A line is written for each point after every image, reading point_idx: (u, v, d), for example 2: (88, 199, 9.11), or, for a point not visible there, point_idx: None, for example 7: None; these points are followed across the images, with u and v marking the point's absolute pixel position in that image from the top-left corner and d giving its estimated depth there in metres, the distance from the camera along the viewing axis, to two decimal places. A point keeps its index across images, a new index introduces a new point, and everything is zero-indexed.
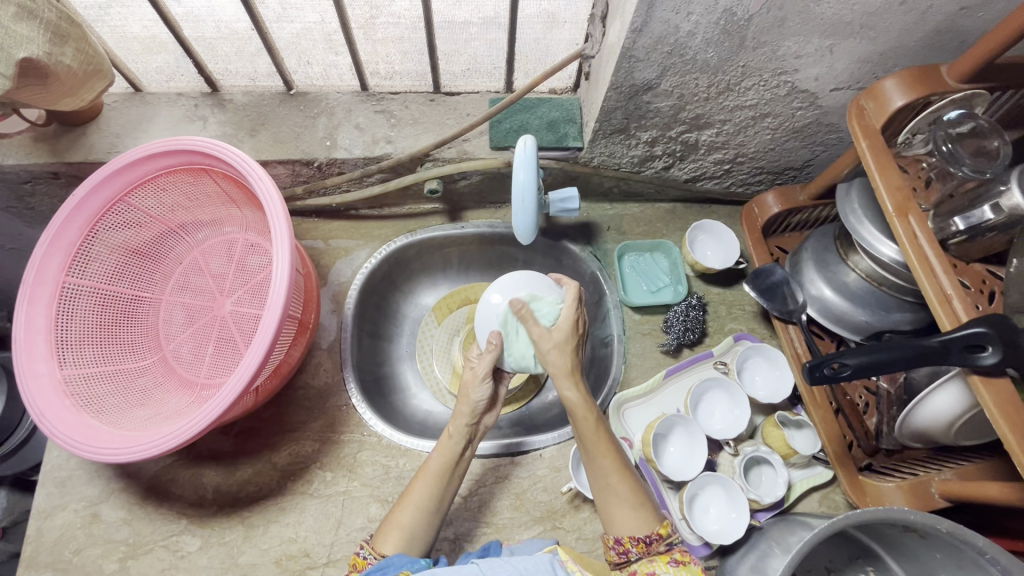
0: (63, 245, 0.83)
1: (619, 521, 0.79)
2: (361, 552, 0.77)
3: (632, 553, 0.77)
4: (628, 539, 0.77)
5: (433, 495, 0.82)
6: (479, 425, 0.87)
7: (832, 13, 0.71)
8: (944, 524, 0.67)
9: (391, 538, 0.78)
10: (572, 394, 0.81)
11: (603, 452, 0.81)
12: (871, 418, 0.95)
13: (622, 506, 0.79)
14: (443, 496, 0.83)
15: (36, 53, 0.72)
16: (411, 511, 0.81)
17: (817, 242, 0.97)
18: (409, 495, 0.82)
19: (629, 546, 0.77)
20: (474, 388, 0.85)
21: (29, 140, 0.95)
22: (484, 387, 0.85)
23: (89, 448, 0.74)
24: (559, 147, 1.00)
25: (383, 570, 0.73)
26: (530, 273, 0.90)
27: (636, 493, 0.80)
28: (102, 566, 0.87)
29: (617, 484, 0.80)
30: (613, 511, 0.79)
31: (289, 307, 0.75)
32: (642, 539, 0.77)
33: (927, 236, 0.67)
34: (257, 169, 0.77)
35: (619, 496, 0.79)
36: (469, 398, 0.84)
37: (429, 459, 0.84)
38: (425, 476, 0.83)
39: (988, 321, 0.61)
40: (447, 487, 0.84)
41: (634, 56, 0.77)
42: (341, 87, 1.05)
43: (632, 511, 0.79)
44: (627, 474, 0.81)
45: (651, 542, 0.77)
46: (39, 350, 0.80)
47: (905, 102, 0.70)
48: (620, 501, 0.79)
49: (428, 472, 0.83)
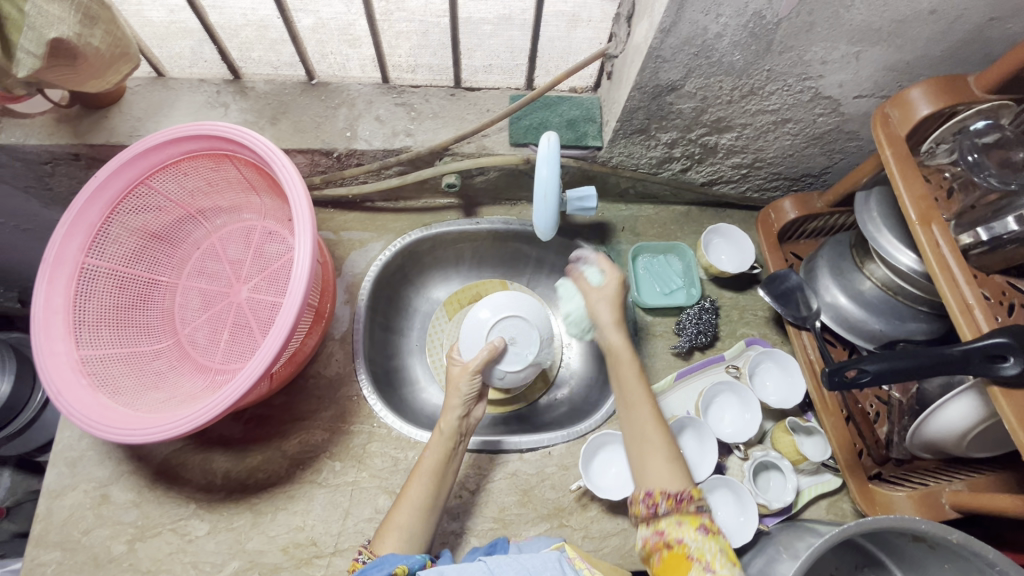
0: (84, 226, 0.83)
1: (650, 472, 0.77)
2: (361, 556, 0.76)
3: (659, 506, 0.72)
4: (657, 492, 0.74)
5: (429, 493, 0.81)
6: (470, 418, 0.89)
7: (861, 20, 0.71)
8: (955, 535, 0.67)
9: (391, 539, 0.77)
10: (616, 338, 0.89)
11: (643, 399, 0.83)
12: (882, 427, 0.95)
13: (655, 455, 0.78)
14: (437, 496, 0.82)
15: (66, 34, 0.72)
16: (408, 512, 0.80)
17: (832, 250, 0.98)
18: (406, 495, 0.81)
19: (659, 499, 0.73)
20: (456, 380, 0.90)
21: (52, 120, 0.95)
22: (468, 384, 0.89)
23: (104, 427, 0.75)
24: (578, 146, 1.00)
25: (378, 567, 0.69)
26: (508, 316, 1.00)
27: (669, 443, 0.79)
28: (110, 548, 0.88)
29: (652, 429, 0.80)
30: (645, 457, 0.78)
31: (308, 296, 0.75)
32: (672, 495, 0.72)
33: (950, 244, 0.67)
34: (280, 157, 0.78)
35: (651, 442, 0.79)
36: (458, 388, 0.88)
37: (422, 459, 0.84)
38: (419, 475, 0.82)
39: (1011, 332, 0.60)
40: (444, 481, 0.84)
41: (661, 56, 0.77)
42: (362, 80, 1.06)
43: (663, 467, 0.76)
44: (660, 420, 0.82)
45: (681, 500, 0.72)
46: (57, 330, 0.80)
47: (931, 111, 0.70)
48: (654, 450, 0.78)
49: (422, 471, 0.83)
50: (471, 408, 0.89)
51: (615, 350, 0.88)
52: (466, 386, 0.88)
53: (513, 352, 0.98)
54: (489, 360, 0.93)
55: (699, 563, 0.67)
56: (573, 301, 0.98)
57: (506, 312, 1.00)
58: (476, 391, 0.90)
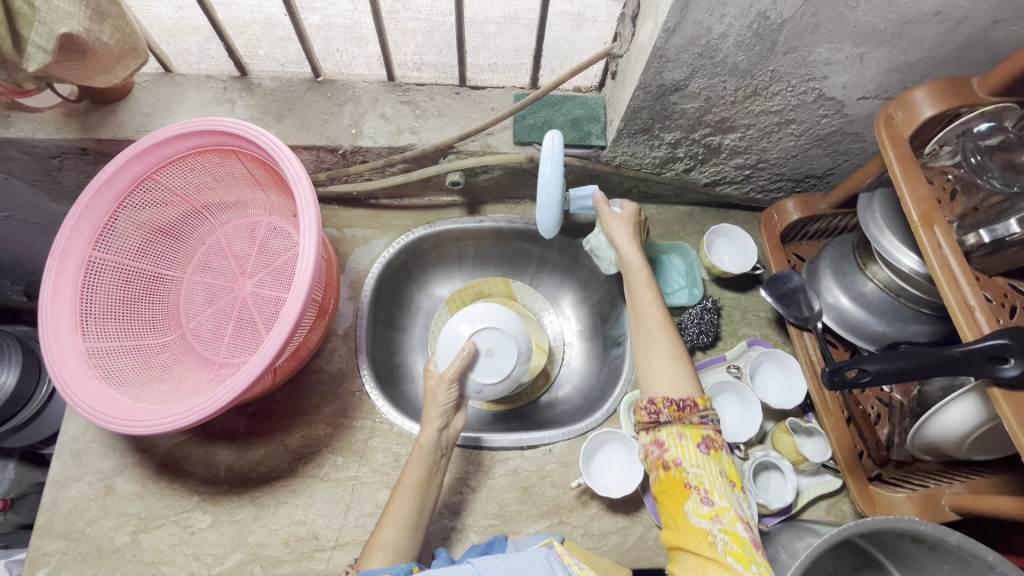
0: (91, 219, 0.84)
1: (656, 375, 0.81)
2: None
3: (661, 416, 0.76)
4: (660, 399, 0.77)
5: (413, 509, 0.80)
6: (448, 430, 0.86)
7: (865, 21, 0.71)
8: (954, 537, 0.67)
9: (377, 558, 0.75)
10: (631, 252, 0.94)
11: (652, 308, 0.88)
12: (883, 429, 0.95)
13: (661, 361, 0.82)
14: (421, 513, 0.81)
15: (77, 29, 0.73)
16: (391, 530, 0.78)
17: (835, 250, 0.98)
18: (388, 514, 0.79)
19: (661, 408, 0.76)
20: (436, 393, 0.87)
21: (60, 115, 0.96)
22: (446, 393, 0.86)
23: (109, 418, 0.75)
24: (582, 145, 1.00)
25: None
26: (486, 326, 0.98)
27: (674, 347, 0.84)
28: (114, 538, 0.89)
29: (659, 334, 0.85)
30: (651, 360, 0.82)
31: (313, 291, 0.75)
32: (675, 403, 0.76)
33: (952, 246, 0.67)
34: (286, 153, 0.78)
35: (658, 348, 0.84)
36: (436, 400, 0.86)
37: (404, 475, 0.82)
38: (402, 491, 0.80)
39: (1011, 333, 0.61)
40: (427, 497, 0.82)
41: (665, 56, 0.77)
42: (368, 76, 1.07)
43: (668, 372, 0.80)
44: (667, 326, 0.86)
45: (685, 409, 0.75)
46: (64, 322, 0.81)
47: (934, 113, 0.70)
48: (659, 353, 0.83)
49: (405, 487, 0.81)
50: (450, 419, 0.87)
51: (629, 264, 0.94)
52: (443, 396, 0.86)
53: (489, 363, 0.95)
54: (462, 369, 0.90)
55: (697, 493, 0.71)
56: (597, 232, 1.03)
57: (480, 324, 0.98)
58: (453, 400, 0.87)
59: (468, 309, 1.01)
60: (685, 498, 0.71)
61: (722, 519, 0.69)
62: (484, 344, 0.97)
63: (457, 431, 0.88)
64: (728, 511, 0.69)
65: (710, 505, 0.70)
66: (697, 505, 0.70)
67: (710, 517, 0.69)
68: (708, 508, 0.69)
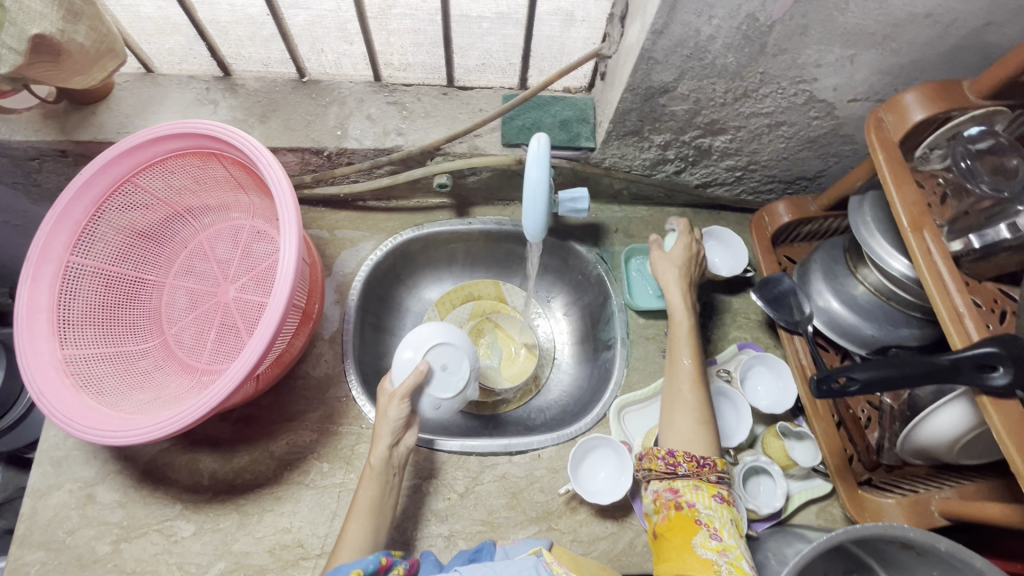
0: (69, 224, 0.82)
1: (677, 428, 0.85)
2: None
3: (680, 468, 0.80)
4: (680, 453, 0.81)
5: (369, 535, 0.78)
6: (399, 448, 0.84)
7: (855, 23, 0.70)
8: (942, 543, 0.67)
9: None
10: (679, 301, 0.96)
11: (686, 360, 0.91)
12: (873, 433, 0.95)
13: (682, 417, 0.86)
14: (377, 539, 0.79)
15: (49, 30, 0.71)
16: (349, 555, 0.76)
17: (826, 253, 0.97)
18: (344, 542, 0.77)
19: (681, 461, 0.80)
20: (385, 411, 0.83)
21: (38, 116, 0.94)
22: (397, 410, 0.83)
23: (88, 428, 0.74)
24: (570, 147, 0.99)
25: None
26: (439, 340, 0.89)
27: (701, 410, 0.86)
28: (95, 548, 0.87)
29: (687, 390, 0.88)
30: (676, 414, 0.86)
31: (294, 296, 0.74)
32: (696, 459, 0.80)
33: (942, 251, 0.67)
34: (267, 156, 0.77)
35: (684, 405, 0.86)
36: (387, 418, 0.83)
37: (357, 498, 0.81)
38: (356, 515, 0.79)
39: (1000, 341, 0.60)
40: (384, 520, 0.80)
41: (653, 57, 0.76)
42: (354, 77, 1.05)
43: (691, 431, 0.84)
44: (698, 383, 0.89)
45: (704, 466, 0.80)
46: (41, 329, 0.79)
47: (925, 117, 0.69)
48: (685, 409, 0.86)
49: (359, 512, 0.79)
50: (402, 437, 0.85)
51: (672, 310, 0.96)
52: (394, 411, 0.83)
53: (444, 380, 0.88)
54: (416, 387, 0.85)
55: (706, 529, 0.74)
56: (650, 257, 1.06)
57: (425, 343, 0.89)
58: (406, 416, 0.84)
59: (417, 326, 0.92)
60: (693, 533, 0.74)
61: (729, 553, 0.71)
62: (436, 359, 0.88)
63: (410, 447, 0.85)
64: (734, 548, 0.73)
65: (718, 540, 0.73)
66: (704, 538, 0.73)
67: (716, 550, 0.72)
68: (716, 542, 0.73)
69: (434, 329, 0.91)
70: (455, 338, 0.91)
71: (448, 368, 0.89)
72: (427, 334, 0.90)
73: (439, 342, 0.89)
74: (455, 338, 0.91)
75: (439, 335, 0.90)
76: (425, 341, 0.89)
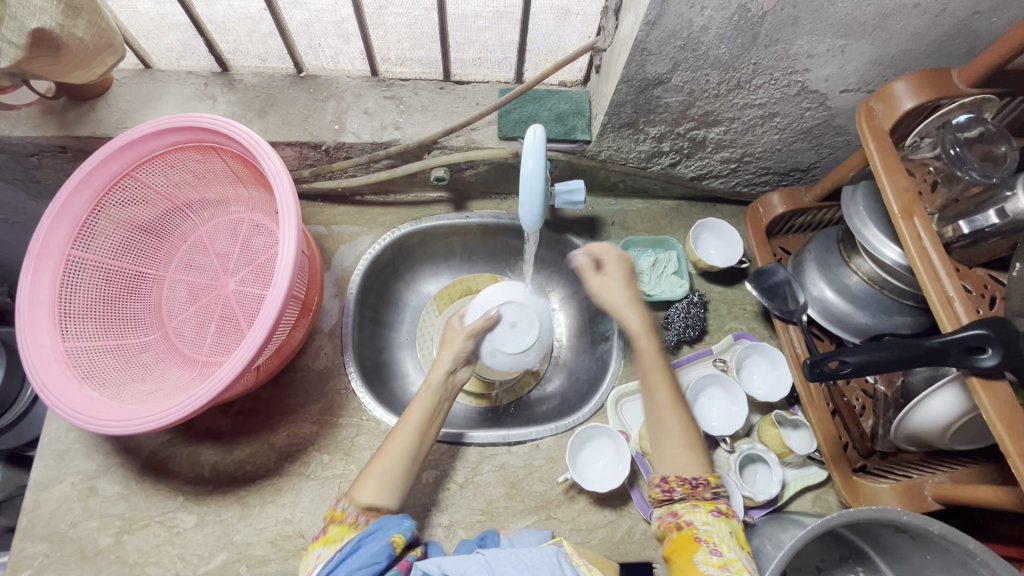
0: (69, 218, 0.83)
1: (667, 455, 0.84)
2: (340, 504, 0.76)
3: (675, 493, 0.80)
4: (672, 479, 0.80)
5: (413, 443, 0.82)
6: (455, 378, 0.91)
7: (845, 13, 0.71)
8: (936, 526, 0.68)
9: (370, 486, 0.78)
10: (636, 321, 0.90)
11: (661, 386, 0.87)
12: (868, 420, 0.96)
13: (674, 443, 0.84)
14: (419, 450, 0.83)
15: (49, 24, 0.72)
16: (393, 460, 0.80)
17: (820, 244, 0.98)
18: (390, 446, 0.81)
19: (674, 485, 0.80)
20: (450, 340, 0.93)
21: (38, 112, 0.95)
22: (462, 342, 0.93)
23: (90, 419, 0.74)
24: (566, 139, 1.00)
25: (373, 534, 0.71)
26: (517, 299, 1.01)
27: (688, 432, 0.84)
28: (98, 540, 0.88)
29: (668, 418, 0.85)
30: (666, 444, 0.84)
31: (293, 286, 0.75)
32: (687, 481, 0.80)
33: (932, 237, 0.68)
34: (266, 149, 0.77)
35: (671, 432, 0.84)
36: (451, 346, 0.93)
37: (410, 410, 0.85)
38: (407, 421, 0.84)
39: (989, 324, 0.61)
40: (427, 436, 0.85)
41: (647, 49, 0.77)
42: (351, 72, 1.06)
43: (680, 457, 0.83)
44: (678, 407, 0.86)
45: (697, 486, 0.79)
46: (43, 322, 0.80)
47: (914, 105, 0.71)
48: (672, 436, 0.84)
49: (410, 422, 0.84)
50: (459, 369, 0.92)
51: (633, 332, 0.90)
52: (455, 343, 0.93)
53: (510, 333, 0.99)
54: (484, 326, 0.96)
55: (706, 545, 0.73)
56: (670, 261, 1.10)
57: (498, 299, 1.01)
58: (468, 351, 0.93)
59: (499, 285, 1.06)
60: (694, 551, 0.73)
61: (730, 567, 0.70)
62: (508, 315, 1.00)
63: (461, 382, 0.92)
64: (736, 561, 0.71)
65: (718, 554, 0.71)
66: (705, 555, 0.72)
67: (718, 565, 0.70)
68: (716, 558, 0.71)
69: (510, 289, 1.03)
70: (529, 303, 1.03)
71: (517, 324, 1.00)
72: (503, 292, 1.02)
73: (511, 300, 1.01)
74: (529, 303, 1.02)
75: (513, 294, 1.02)
76: (498, 294, 1.01)
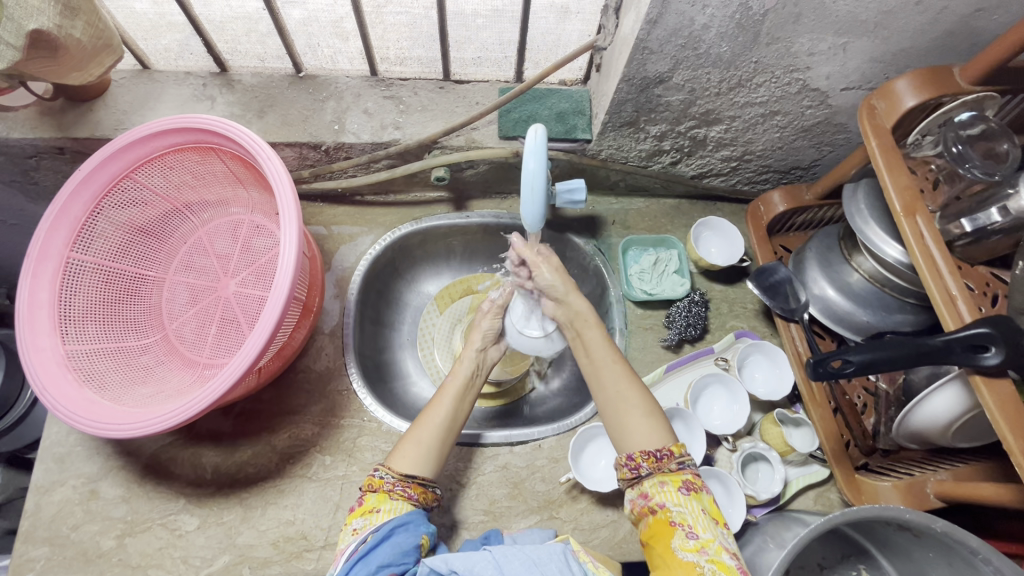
0: (68, 220, 0.82)
1: (627, 430, 0.79)
2: (378, 472, 0.77)
3: (641, 470, 0.75)
4: (638, 454, 0.76)
5: (449, 413, 0.84)
6: (486, 355, 0.93)
7: (847, 11, 0.71)
8: (938, 524, 0.68)
9: (409, 454, 0.80)
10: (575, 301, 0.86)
11: (611, 361, 0.83)
12: (869, 418, 0.96)
13: (631, 416, 0.79)
14: (455, 421, 0.85)
15: (47, 25, 0.71)
16: (430, 431, 0.82)
17: (820, 242, 0.98)
18: (426, 418, 0.83)
19: (640, 462, 0.75)
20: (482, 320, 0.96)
21: (35, 114, 0.94)
22: (490, 321, 0.95)
23: (91, 422, 0.74)
24: (567, 138, 1.00)
25: (405, 526, 0.71)
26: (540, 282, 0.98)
27: (646, 403, 0.80)
28: (99, 543, 0.88)
29: (625, 392, 0.81)
30: (624, 417, 0.79)
31: (295, 288, 0.74)
32: (652, 454, 0.75)
33: (934, 235, 0.68)
34: (266, 149, 0.77)
35: (627, 406, 0.80)
36: (481, 326, 0.95)
37: (446, 383, 0.88)
38: (443, 393, 0.86)
39: (992, 322, 0.61)
40: (463, 407, 0.87)
41: (649, 47, 0.77)
42: (351, 72, 1.05)
43: (641, 430, 0.78)
44: (633, 379, 0.83)
45: (662, 458, 0.75)
46: (43, 325, 0.80)
47: (916, 103, 0.71)
48: (630, 410, 0.80)
49: (446, 393, 0.86)
50: (489, 348, 0.94)
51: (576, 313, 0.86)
52: (487, 324, 0.95)
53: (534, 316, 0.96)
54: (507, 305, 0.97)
55: (683, 529, 0.70)
56: (673, 260, 1.10)
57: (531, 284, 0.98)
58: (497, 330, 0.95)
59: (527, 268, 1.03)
60: (671, 536, 0.70)
61: (708, 550, 0.68)
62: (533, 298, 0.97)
63: (492, 361, 0.94)
64: (713, 542, 0.69)
65: (695, 538, 0.69)
66: (682, 540, 0.69)
67: (696, 550, 0.68)
68: (694, 542, 0.69)
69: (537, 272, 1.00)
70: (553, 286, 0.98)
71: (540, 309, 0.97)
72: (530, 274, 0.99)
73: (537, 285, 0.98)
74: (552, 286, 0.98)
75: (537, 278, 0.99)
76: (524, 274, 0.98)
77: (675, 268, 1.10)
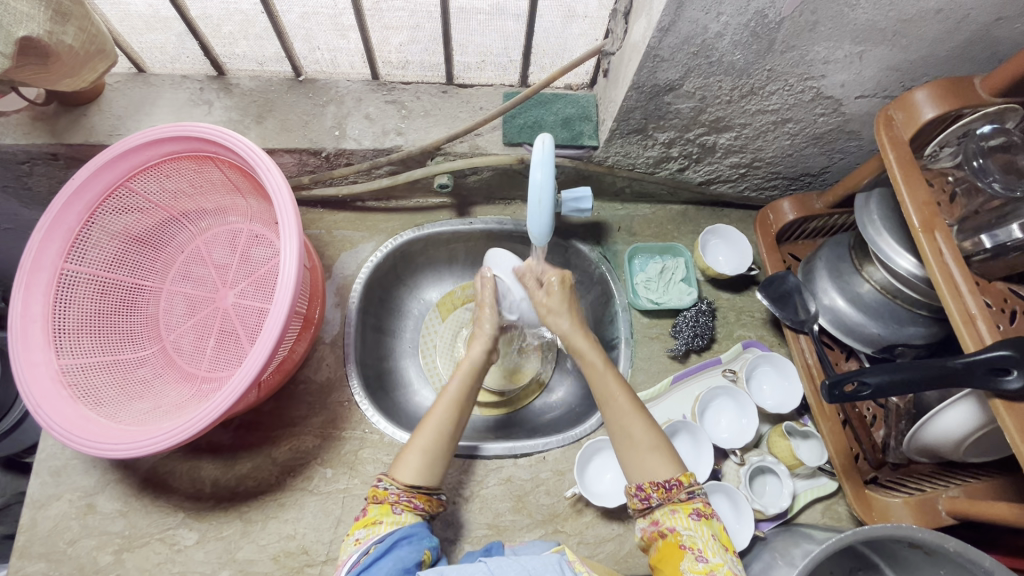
0: (61, 230, 0.80)
1: (633, 462, 0.78)
2: (382, 483, 0.75)
3: (652, 499, 0.74)
4: (648, 484, 0.75)
5: (450, 421, 0.81)
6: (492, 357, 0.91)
7: (865, 19, 0.69)
8: (951, 544, 0.67)
9: (411, 466, 0.77)
10: (579, 337, 0.87)
11: (616, 393, 0.82)
12: (879, 430, 0.95)
13: (638, 450, 0.78)
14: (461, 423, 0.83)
15: (37, 32, 0.69)
16: (431, 434, 0.80)
17: (831, 251, 0.96)
18: (424, 427, 0.81)
19: (650, 492, 0.74)
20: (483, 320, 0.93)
21: (28, 119, 0.92)
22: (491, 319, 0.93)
23: (86, 442, 0.72)
24: (573, 145, 0.97)
25: (410, 539, 0.69)
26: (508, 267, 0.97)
27: (652, 432, 0.79)
28: (97, 558, 0.86)
29: (631, 425, 0.80)
30: (629, 451, 0.78)
31: (295, 304, 0.72)
32: (662, 484, 0.74)
33: (954, 253, 0.66)
34: (265, 160, 0.75)
35: (634, 438, 0.79)
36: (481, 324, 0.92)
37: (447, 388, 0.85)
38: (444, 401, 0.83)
39: (1013, 344, 0.59)
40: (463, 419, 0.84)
41: (660, 55, 0.75)
42: (351, 75, 1.03)
43: (646, 459, 0.77)
44: (640, 411, 0.81)
45: (670, 489, 0.74)
46: (35, 339, 0.78)
47: (935, 114, 0.68)
48: (638, 443, 0.78)
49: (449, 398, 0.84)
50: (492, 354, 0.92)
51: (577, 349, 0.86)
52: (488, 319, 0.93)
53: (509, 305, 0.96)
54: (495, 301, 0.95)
55: (691, 552, 0.68)
56: (679, 267, 1.09)
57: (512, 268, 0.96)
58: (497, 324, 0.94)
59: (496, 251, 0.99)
60: (680, 558, 0.69)
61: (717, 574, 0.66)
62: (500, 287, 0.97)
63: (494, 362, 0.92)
64: (723, 567, 0.67)
65: (704, 562, 0.67)
66: (691, 563, 0.68)
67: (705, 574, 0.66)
68: (703, 565, 0.67)
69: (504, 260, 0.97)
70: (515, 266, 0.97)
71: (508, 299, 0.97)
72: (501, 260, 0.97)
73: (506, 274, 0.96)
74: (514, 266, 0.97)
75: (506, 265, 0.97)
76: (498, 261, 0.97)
77: (682, 275, 1.08)
